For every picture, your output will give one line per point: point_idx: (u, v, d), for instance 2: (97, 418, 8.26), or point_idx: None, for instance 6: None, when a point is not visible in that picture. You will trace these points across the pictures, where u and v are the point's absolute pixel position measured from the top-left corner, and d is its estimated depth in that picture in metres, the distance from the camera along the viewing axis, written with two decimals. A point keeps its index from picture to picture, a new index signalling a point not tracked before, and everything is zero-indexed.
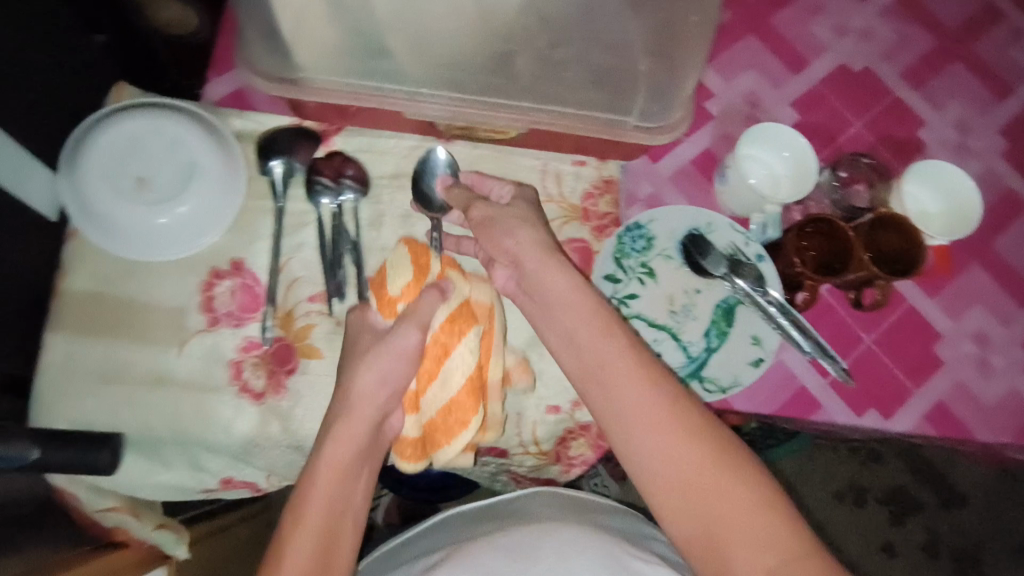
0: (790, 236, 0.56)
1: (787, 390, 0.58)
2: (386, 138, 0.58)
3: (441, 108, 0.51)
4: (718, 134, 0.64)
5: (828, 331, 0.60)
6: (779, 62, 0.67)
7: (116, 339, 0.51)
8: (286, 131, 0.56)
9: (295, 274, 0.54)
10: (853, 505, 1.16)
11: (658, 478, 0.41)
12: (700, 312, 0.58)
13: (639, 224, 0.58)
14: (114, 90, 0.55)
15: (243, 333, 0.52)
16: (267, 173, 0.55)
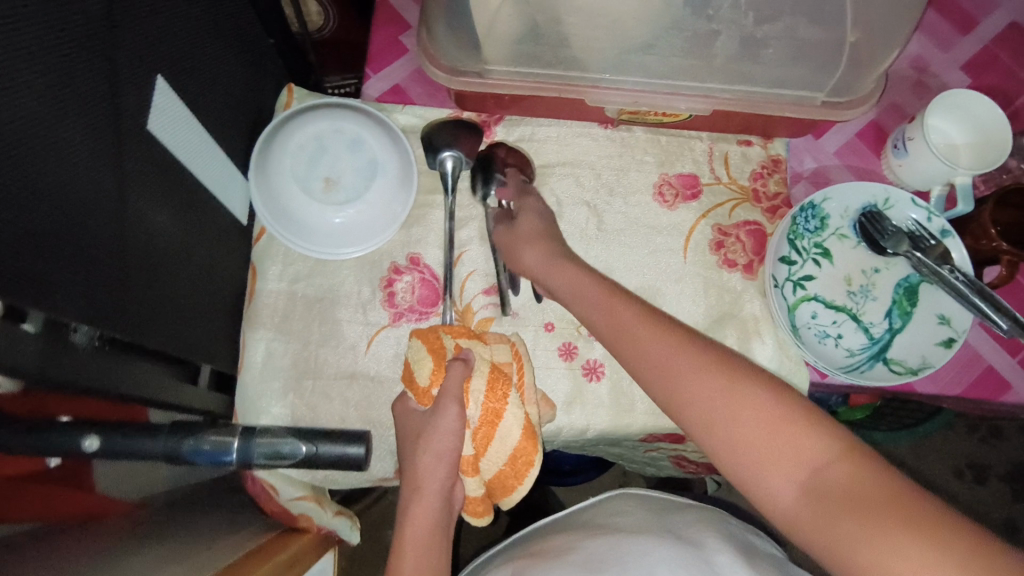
0: (987, 209, 0.53)
1: (972, 370, 0.55)
2: (546, 127, 0.58)
3: (625, 99, 0.51)
4: (884, 105, 0.61)
5: (1019, 306, 0.56)
6: (946, 23, 0.63)
7: (309, 336, 0.53)
8: (451, 123, 0.56)
9: (468, 267, 0.55)
10: (973, 482, 1.12)
11: (683, 412, 0.39)
12: (880, 292, 0.55)
13: (813, 203, 0.56)
14: (285, 91, 0.57)
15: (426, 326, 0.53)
16: (437, 166, 0.55)
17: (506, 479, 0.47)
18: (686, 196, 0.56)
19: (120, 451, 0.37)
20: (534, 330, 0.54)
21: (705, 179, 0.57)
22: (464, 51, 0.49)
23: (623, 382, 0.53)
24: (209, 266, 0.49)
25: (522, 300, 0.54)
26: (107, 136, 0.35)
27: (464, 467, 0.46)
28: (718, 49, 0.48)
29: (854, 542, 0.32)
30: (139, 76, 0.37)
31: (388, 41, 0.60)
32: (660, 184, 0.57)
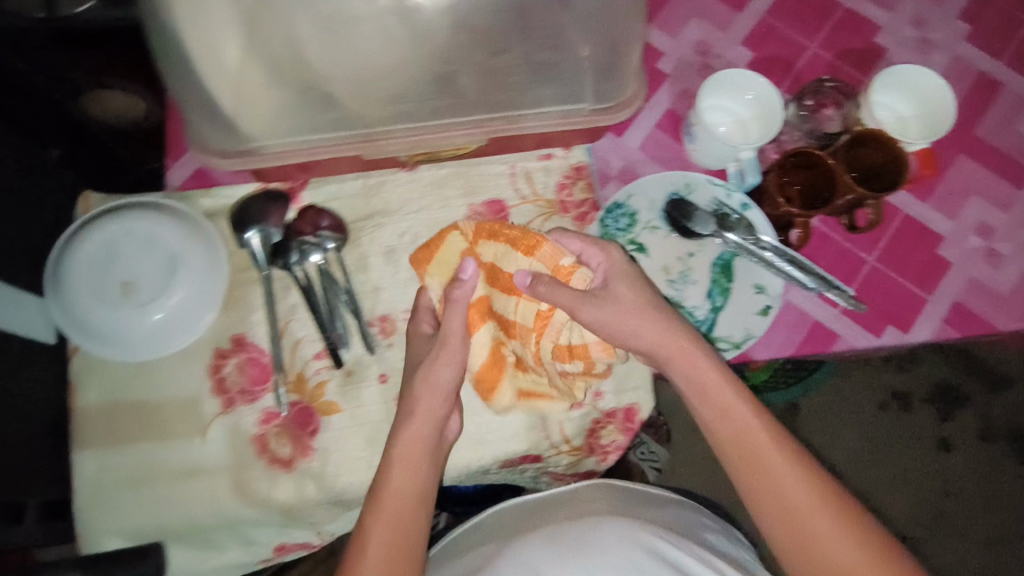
0: (772, 177, 0.73)
1: (802, 326, 0.76)
2: (353, 180, 0.80)
3: (405, 142, 0.71)
4: (626, 103, 0.73)
5: (831, 258, 0.80)
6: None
7: (140, 441, 0.73)
8: (256, 200, 0.76)
9: (296, 335, 0.76)
10: (898, 412, 1.18)
11: (770, 501, 0.61)
12: (697, 275, 0.75)
13: (619, 204, 0.76)
14: (82, 199, 0.76)
15: (262, 407, 0.74)
16: (245, 245, 0.75)
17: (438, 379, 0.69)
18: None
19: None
20: (374, 381, 0.75)
21: (512, 202, 0.78)
22: (224, 132, 0.68)
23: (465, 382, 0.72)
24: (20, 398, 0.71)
25: (351, 352, 0.75)
26: None
27: (480, 305, 0.69)
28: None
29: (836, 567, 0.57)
30: None
31: (173, 142, 0.80)
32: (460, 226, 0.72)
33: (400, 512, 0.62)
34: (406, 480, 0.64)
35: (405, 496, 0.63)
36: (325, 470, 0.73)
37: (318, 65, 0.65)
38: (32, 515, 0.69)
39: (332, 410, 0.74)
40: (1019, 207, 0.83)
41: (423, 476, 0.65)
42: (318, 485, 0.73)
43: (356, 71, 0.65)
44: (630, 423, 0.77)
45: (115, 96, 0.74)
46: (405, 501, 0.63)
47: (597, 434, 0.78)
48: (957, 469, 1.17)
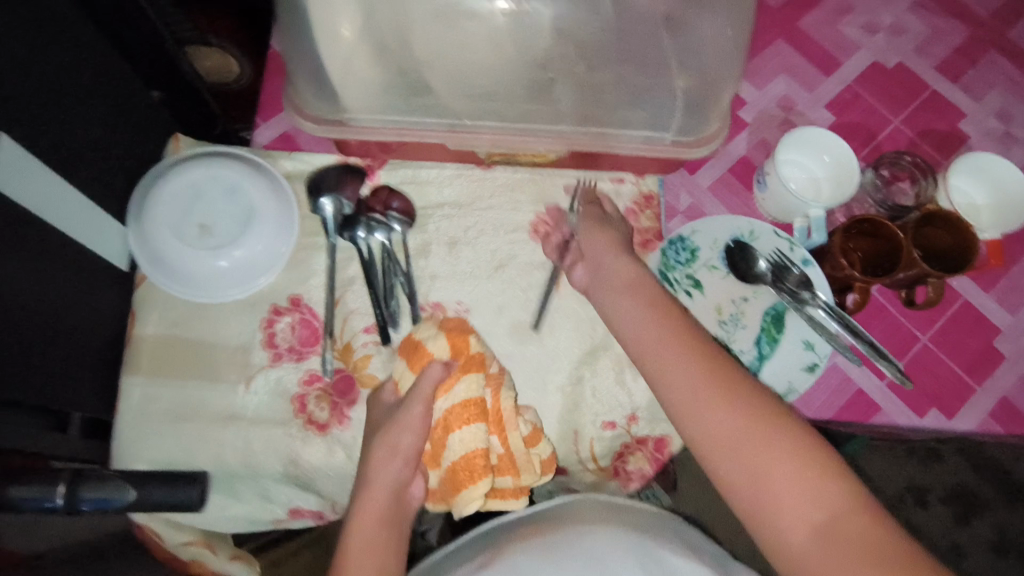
0: (836, 239, 0.60)
1: (844, 392, 0.62)
2: (427, 170, 0.66)
3: (551, 145, 0.55)
4: (755, 139, 0.70)
5: (883, 332, 0.64)
6: (811, 65, 0.73)
7: (187, 381, 0.58)
8: (335, 169, 0.64)
9: (350, 307, 0.62)
10: (914, 506, 1.18)
11: (672, 387, 0.47)
12: (749, 320, 0.63)
13: (682, 237, 0.64)
14: (172, 141, 0.64)
15: (305, 367, 0.59)
16: (318, 212, 0.63)
17: (450, 492, 0.52)
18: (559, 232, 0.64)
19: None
20: None
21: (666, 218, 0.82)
22: (326, 102, 0.54)
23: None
24: (92, 313, 0.56)
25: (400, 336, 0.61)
26: (122, 196, 0.60)
27: (417, 358, 0.54)
28: (560, 96, 0.53)
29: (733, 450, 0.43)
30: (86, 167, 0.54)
31: (275, 92, 0.68)
32: (536, 222, 0.65)
33: (367, 562, 0.46)
34: (368, 548, 0.47)
35: (377, 545, 0.48)
36: (354, 445, 0.58)
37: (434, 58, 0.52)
38: (75, 429, 0.54)
39: (374, 385, 0.59)
40: None
41: (391, 539, 0.48)
42: (350, 457, 0.58)
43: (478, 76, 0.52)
44: (662, 452, 0.61)
45: (213, 56, 0.64)
46: (371, 552, 0.47)
47: (623, 459, 0.61)
48: None
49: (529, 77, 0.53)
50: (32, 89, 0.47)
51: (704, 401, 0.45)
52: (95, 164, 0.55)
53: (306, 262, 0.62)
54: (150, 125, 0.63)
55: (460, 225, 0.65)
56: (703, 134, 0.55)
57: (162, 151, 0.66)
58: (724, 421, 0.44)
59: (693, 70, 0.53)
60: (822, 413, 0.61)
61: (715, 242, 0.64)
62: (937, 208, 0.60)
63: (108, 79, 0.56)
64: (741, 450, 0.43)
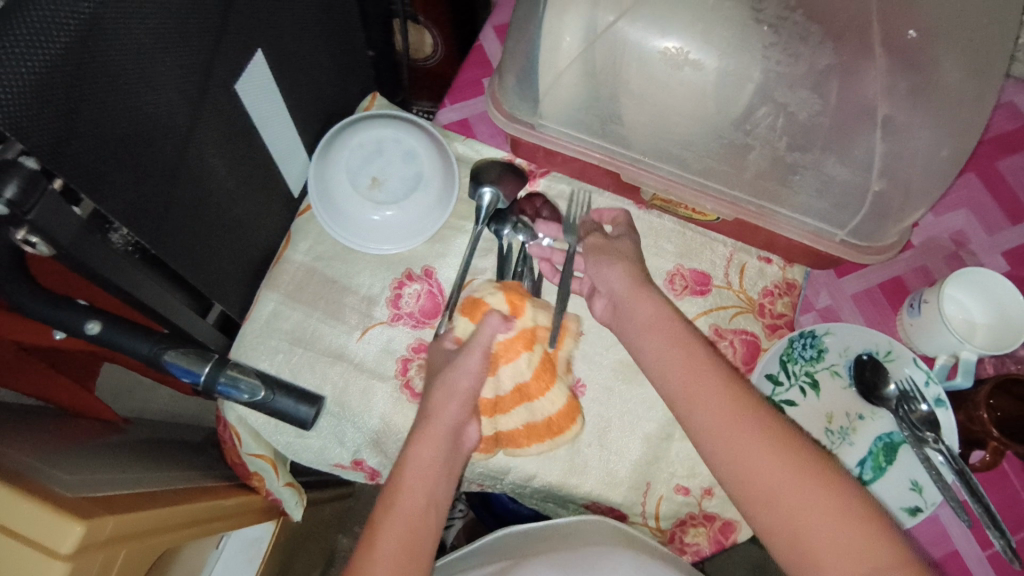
0: (983, 389, 0.57)
1: (936, 548, 0.58)
2: (585, 192, 0.68)
3: (717, 205, 0.58)
4: (914, 263, 0.68)
5: (998, 501, 0.59)
6: (996, 208, 0.70)
7: (313, 311, 0.62)
8: (497, 165, 0.66)
9: None
10: None
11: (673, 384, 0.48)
12: (858, 439, 0.61)
13: (814, 333, 0.61)
14: (369, 97, 0.69)
15: (417, 335, 0.62)
16: (476, 198, 0.65)
17: (515, 436, 0.57)
18: (694, 289, 0.64)
19: (115, 342, 0.47)
20: None
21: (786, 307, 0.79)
22: (524, 104, 0.58)
23: (581, 444, 0.60)
24: (254, 218, 0.59)
25: None
26: (315, 130, 0.65)
27: (473, 310, 0.55)
28: (750, 163, 0.54)
29: (729, 441, 0.44)
30: (302, 96, 0.59)
31: (471, 80, 0.72)
32: (672, 273, 0.65)
33: (414, 509, 0.49)
34: (415, 494, 0.49)
35: (419, 503, 0.49)
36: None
37: (647, 93, 0.53)
38: (213, 316, 0.60)
39: None
40: None
41: (434, 486, 0.50)
42: None
43: (677, 121, 0.54)
44: (725, 536, 0.59)
45: None
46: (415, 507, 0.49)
47: (683, 528, 0.60)
48: None
49: (727, 137, 0.53)
50: (293, 19, 0.52)
51: (702, 395, 0.46)
52: (311, 96, 0.61)
53: (449, 241, 0.65)
54: (357, 77, 0.69)
55: None
56: (875, 241, 0.56)
57: (356, 103, 0.71)
58: (797, 494, 0.42)
59: (894, 177, 0.52)
60: None
61: (844, 350, 0.62)
62: None
63: (341, 23, 0.61)
64: (736, 443, 0.44)
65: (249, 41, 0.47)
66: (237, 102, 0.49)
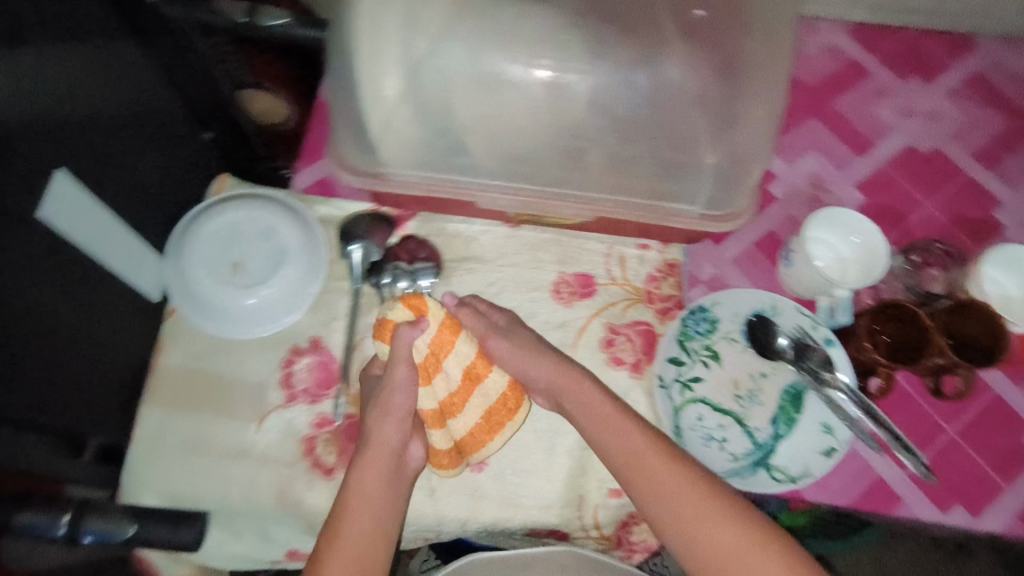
0: (863, 321, 0.60)
1: (861, 482, 0.60)
2: (455, 224, 0.67)
3: (577, 211, 0.56)
4: (782, 215, 0.71)
5: (907, 421, 0.63)
6: (842, 145, 0.74)
7: (203, 415, 0.59)
8: (366, 218, 0.66)
9: (368, 352, 0.63)
10: None
11: (583, 407, 0.55)
12: (766, 398, 0.61)
13: (702, 307, 0.64)
14: (217, 180, 0.67)
15: (317, 409, 0.60)
16: (346, 257, 0.64)
17: (474, 436, 0.58)
18: (580, 294, 0.64)
19: None
20: None
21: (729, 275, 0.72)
22: (361, 155, 0.56)
23: (506, 474, 0.60)
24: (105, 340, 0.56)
25: None
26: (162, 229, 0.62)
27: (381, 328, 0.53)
28: (590, 162, 0.55)
29: (648, 459, 0.51)
30: (129, 202, 0.56)
31: (317, 140, 0.70)
32: (557, 282, 0.65)
33: (357, 534, 0.50)
34: (359, 518, 0.50)
35: (365, 529, 0.50)
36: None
37: (472, 117, 0.54)
38: (88, 454, 0.54)
39: None
40: None
41: (378, 513, 0.51)
42: None
43: (515, 140, 0.54)
44: None
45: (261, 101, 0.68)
46: (365, 536, 0.50)
47: (627, 529, 0.60)
48: None
49: (561, 144, 0.54)
50: (92, 132, 0.50)
51: (603, 416, 0.54)
52: (142, 197, 0.58)
53: (330, 306, 0.64)
54: (197, 164, 0.66)
55: (483, 280, 0.66)
56: (730, 210, 0.55)
57: (206, 190, 0.68)
58: (677, 479, 0.50)
59: (722, 148, 0.53)
60: (840, 500, 0.60)
61: (734, 313, 0.64)
62: (973, 298, 0.59)
63: (157, 116, 0.58)
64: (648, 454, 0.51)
65: (38, 169, 0.45)
66: (47, 232, 0.47)
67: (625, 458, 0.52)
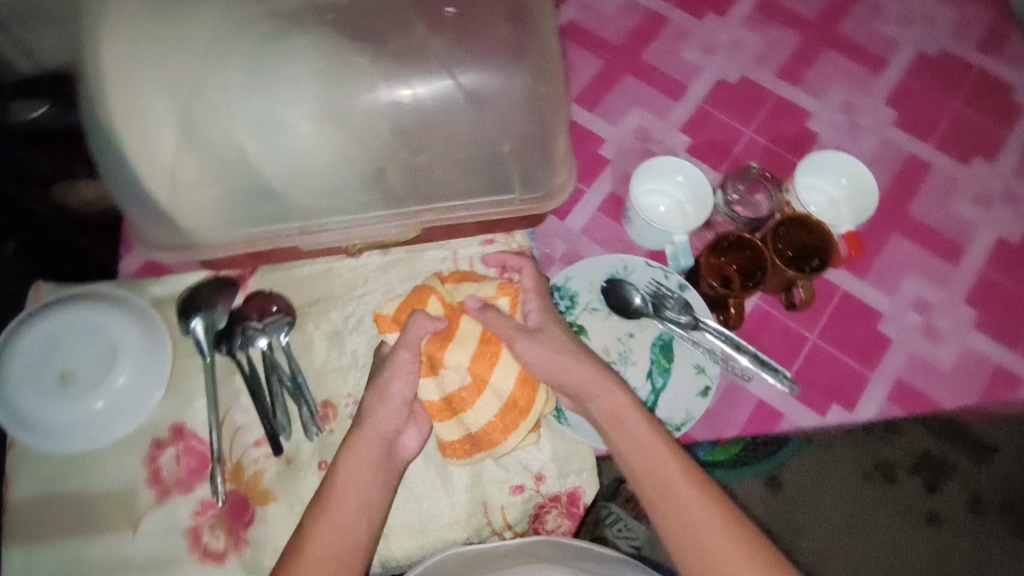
0: (705, 261, 0.63)
1: (744, 409, 0.62)
2: (297, 267, 0.65)
3: (401, 226, 0.57)
4: (618, 176, 0.71)
5: (772, 339, 0.65)
6: (659, 93, 0.75)
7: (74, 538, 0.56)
8: (205, 286, 0.63)
9: (238, 423, 0.60)
10: (884, 483, 1.10)
11: (617, 419, 0.54)
12: (637, 356, 0.63)
13: (557, 287, 0.64)
14: (31, 290, 0.62)
15: (196, 497, 0.58)
16: (189, 333, 0.61)
17: (493, 428, 0.58)
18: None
19: None
20: None
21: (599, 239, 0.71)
22: (164, 231, 0.54)
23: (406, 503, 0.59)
24: None
25: (294, 443, 0.60)
26: None
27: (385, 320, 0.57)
28: (394, 181, 0.54)
29: (664, 497, 0.51)
30: None
31: None
32: None
33: (339, 523, 0.51)
34: (344, 505, 0.52)
35: (347, 513, 0.52)
36: (257, 566, 0.56)
37: (259, 164, 0.52)
38: None
39: (269, 501, 0.58)
40: (956, 284, 0.68)
41: (367, 499, 0.53)
42: None
43: (312, 176, 0.53)
44: (576, 506, 0.60)
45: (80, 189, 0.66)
46: (341, 524, 0.51)
47: (541, 519, 0.61)
48: (947, 543, 1.08)
49: (359, 170, 0.53)
50: None
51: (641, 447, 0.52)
52: None
53: (185, 387, 0.61)
54: None
55: (340, 317, 0.64)
56: (553, 187, 0.58)
57: None
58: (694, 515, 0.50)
59: (517, 135, 0.54)
60: (728, 432, 0.62)
61: (591, 283, 0.64)
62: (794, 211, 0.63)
63: None
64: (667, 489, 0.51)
65: None
66: None
67: (653, 493, 0.51)
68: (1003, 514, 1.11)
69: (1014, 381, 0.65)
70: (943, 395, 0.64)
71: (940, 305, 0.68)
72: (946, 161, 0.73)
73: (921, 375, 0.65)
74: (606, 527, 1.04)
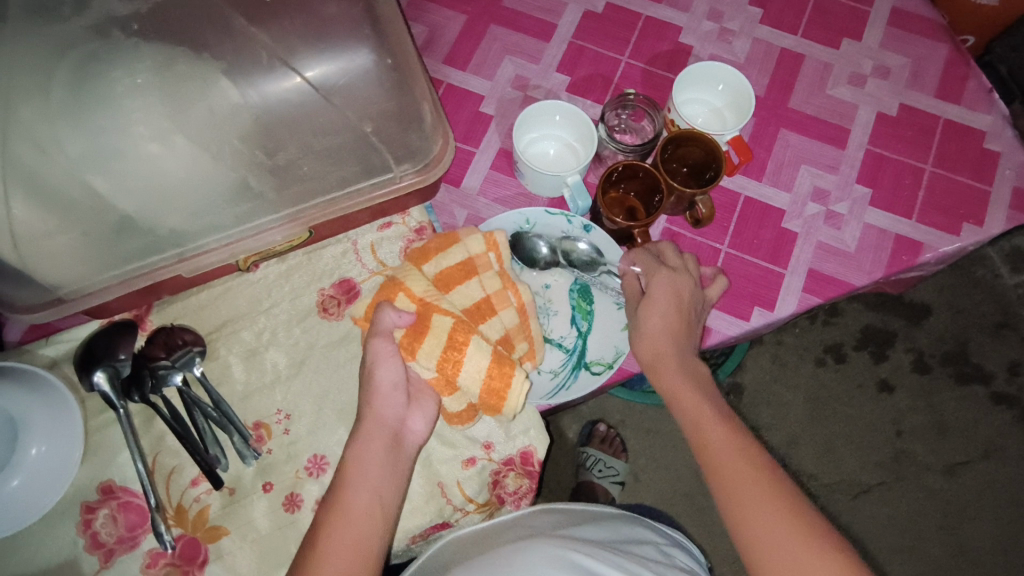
0: (603, 198, 0.62)
1: None
2: (194, 295, 0.62)
3: (285, 231, 0.54)
4: (504, 128, 0.70)
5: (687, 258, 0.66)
6: (529, 37, 0.73)
7: None
8: (100, 335, 0.59)
9: (171, 465, 0.58)
10: (835, 365, 1.16)
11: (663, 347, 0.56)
12: (558, 305, 0.63)
13: None
14: None
15: (144, 549, 0.56)
16: (94, 389, 0.58)
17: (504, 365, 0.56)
18: (347, 301, 0.62)
19: None
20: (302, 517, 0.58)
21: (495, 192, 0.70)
22: (26, 289, 0.50)
23: None
24: None
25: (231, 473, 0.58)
26: None
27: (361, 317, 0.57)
28: (262, 188, 0.52)
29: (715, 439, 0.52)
30: None
31: None
32: (322, 300, 0.63)
33: (357, 515, 0.49)
34: (360, 496, 0.49)
35: (362, 503, 0.49)
36: None
37: (114, 200, 0.49)
38: None
39: (219, 535, 0.57)
40: (846, 166, 0.70)
41: (380, 490, 0.50)
42: None
43: (172, 200, 0.50)
44: (530, 463, 0.60)
45: None
46: (362, 512, 0.49)
47: (500, 484, 0.61)
48: (901, 406, 1.15)
49: (222, 184, 0.51)
50: None
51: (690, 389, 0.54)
52: None
53: (104, 444, 0.58)
54: None
55: (251, 334, 0.62)
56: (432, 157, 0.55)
57: None
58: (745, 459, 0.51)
59: (377, 113, 0.52)
60: None
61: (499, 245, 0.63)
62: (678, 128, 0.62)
63: None
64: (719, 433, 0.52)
65: None
66: None
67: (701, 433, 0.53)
68: (947, 366, 1.17)
69: (915, 246, 0.67)
70: (853, 274, 0.66)
71: (835, 189, 0.69)
72: (815, 49, 0.74)
73: (830, 260, 0.67)
74: (589, 470, 1.05)
